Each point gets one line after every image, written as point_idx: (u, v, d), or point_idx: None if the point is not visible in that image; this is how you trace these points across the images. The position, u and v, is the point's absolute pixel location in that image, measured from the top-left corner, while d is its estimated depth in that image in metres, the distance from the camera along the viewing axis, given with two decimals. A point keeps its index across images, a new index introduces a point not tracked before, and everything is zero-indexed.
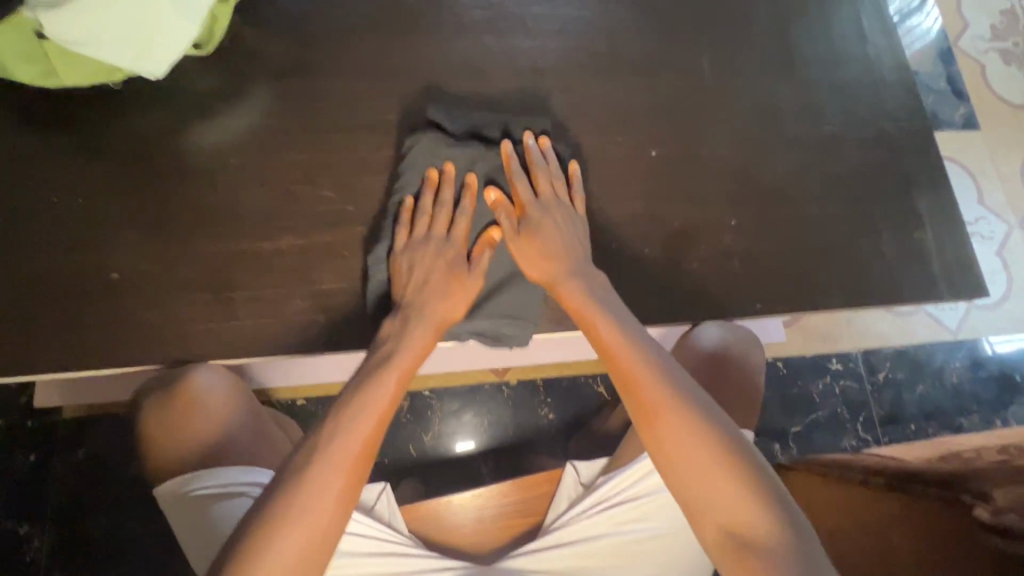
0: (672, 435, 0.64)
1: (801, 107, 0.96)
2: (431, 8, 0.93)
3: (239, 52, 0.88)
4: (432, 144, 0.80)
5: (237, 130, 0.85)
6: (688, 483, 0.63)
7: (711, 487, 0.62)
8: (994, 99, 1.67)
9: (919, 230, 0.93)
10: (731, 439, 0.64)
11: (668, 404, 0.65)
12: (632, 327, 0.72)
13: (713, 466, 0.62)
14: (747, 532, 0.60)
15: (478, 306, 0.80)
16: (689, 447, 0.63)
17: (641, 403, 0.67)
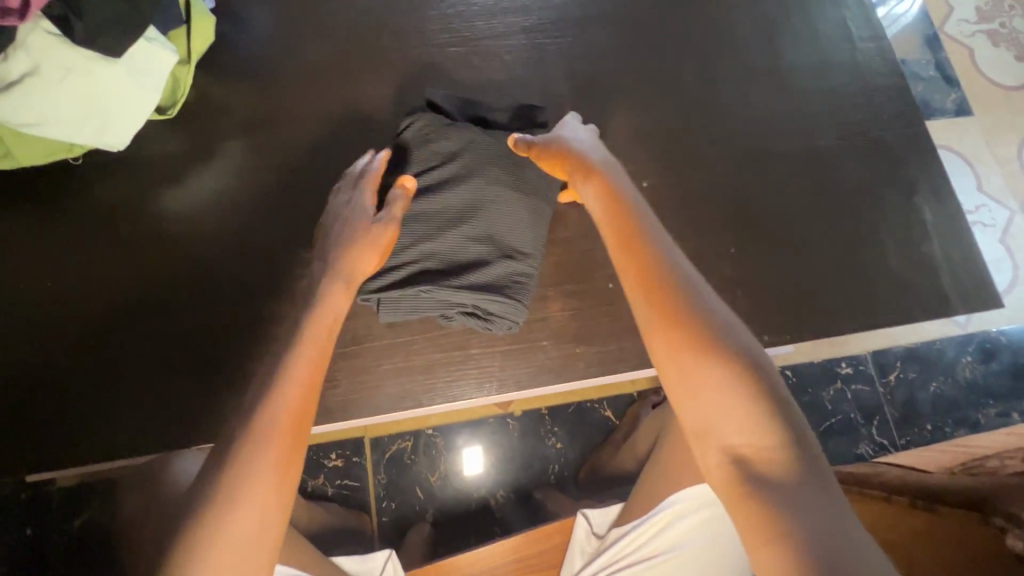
0: (687, 338, 0.51)
1: (794, 121, 0.92)
2: (403, 50, 0.90)
3: (209, 111, 0.85)
4: (427, 122, 0.77)
5: (208, 193, 0.82)
6: (701, 395, 0.49)
7: (725, 405, 0.48)
8: (986, 82, 1.64)
9: (926, 241, 0.89)
10: (751, 362, 0.50)
11: (683, 310, 0.52)
12: (659, 232, 0.60)
13: (729, 378, 0.49)
14: (765, 464, 0.45)
15: (458, 283, 0.71)
16: (702, 356, 0.50)
17: (650, 303, 0.54)
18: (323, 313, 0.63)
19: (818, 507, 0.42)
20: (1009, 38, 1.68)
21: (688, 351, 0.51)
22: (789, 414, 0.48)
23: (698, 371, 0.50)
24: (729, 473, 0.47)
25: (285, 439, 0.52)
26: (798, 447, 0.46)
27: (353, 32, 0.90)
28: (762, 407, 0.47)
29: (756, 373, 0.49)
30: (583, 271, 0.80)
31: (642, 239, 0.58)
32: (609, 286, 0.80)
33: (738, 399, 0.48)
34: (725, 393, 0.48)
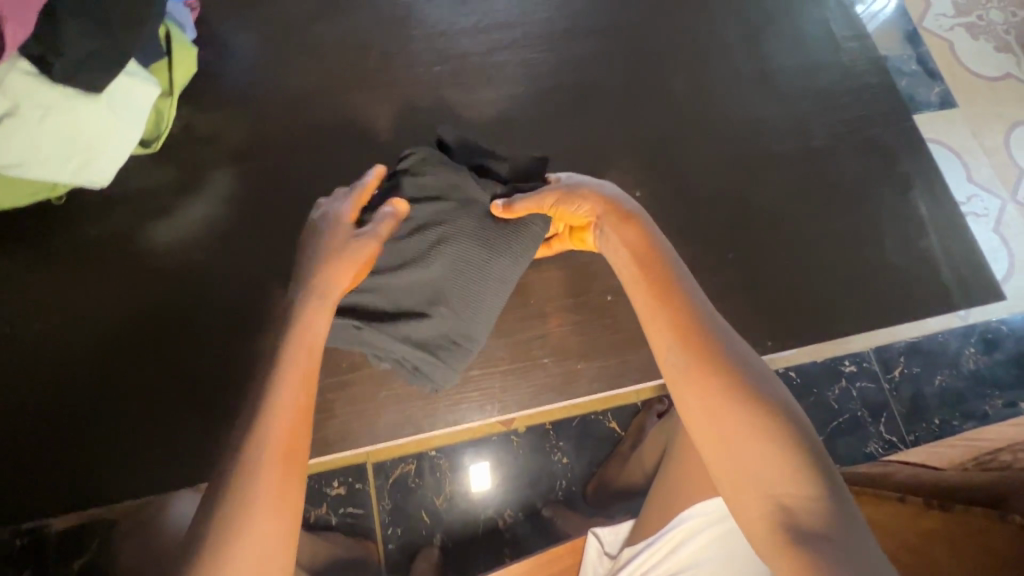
0: (721, 389, 0.53)
1: (784, 123, 0.92)
2: (388, 72, 0.90)
3: (193, 142, 0.84)
4: (427, 157, 0.68)
5: (199, 224, 0.81)
6: (735, 444, 0.51)
7: (758, 456, 0.50)
8: (968, 74, 1.65)
9: (924, 237, 0.89)
10: (783, 411, 0.52)
11: (715, 358, 0.54)
12: (683, 270, 0.60)
13: (768, 432, 0.51)
14: (803, 513, 0.48)
15: (390, 336, 0.65)
16: (739, 409, 0.52)
17: (683, 354, 0.55)
18: (300, 334, 0.57)
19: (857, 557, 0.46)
20: (987, 30, 1.70)
21: (726, 404, 0.52)
22: (819, 463, 0.51)
23: (734, 420, 0.52)
24: (769, 524, 0.49)
25: (275, 465, 0.51)
26: (829, 497, 0.49)
27: (337, 56, 0.90)
28: (797, 459, 0.50)
29: (786, 424, 0.51)
30: (581, 285, 0.79)
31: (672, 285, 0.58)
32: (608, 298, 0.79)
33: (774, 452, 0.50)
34: (763, 443, 0.50)
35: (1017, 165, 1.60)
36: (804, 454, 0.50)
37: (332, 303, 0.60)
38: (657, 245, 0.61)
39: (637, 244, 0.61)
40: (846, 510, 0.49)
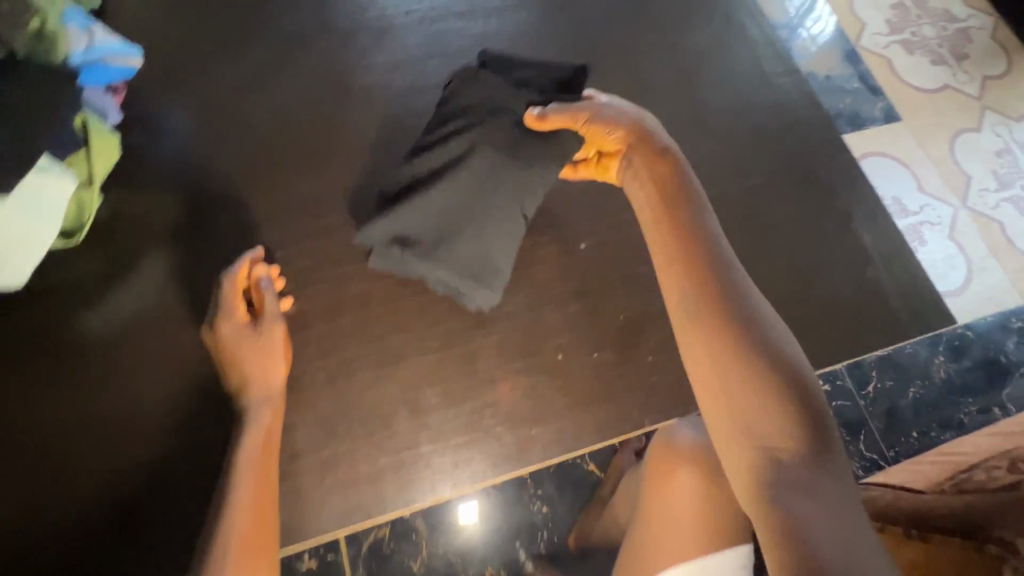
0: (724, 338, 0.55)
1: (724, 162, 0.93)
2: (324, 139, 0.88)
3: (125, 227, 0.80)
4: (463, 75, 0.73)
5: (130, 313, 0.76)
6: (732, 394, 0.54)
7: (754, 406, 0.53)
8: (907, 88, 1.70)
9: (870, 266, 0.89)
10: (788, 367, 0.54)
11: (722, 310, 0.56)
12: (704, 218, 0.62)
13: (769, 385, 0.54)
14: (787, 465, 0.51)
15: (432, 258, 0.71)
16: (745, 364, 0.54)
17: (699, 300, 0.57)
18: (254, 434, 0.65)
19: (836, 533, 0.48)
20: (922, 45, 1.75)
21: (735, 356, 0.54)
22: (814, 420, 0.53)
23: (734, 371, 0.54)
24: (753, 481, 0.52)
25: (246, 554, 0.55)
26: (816, 453, 0.52)
27: (270, 126, 0.88)
28: (792, 413, 0.53)
29: (787, 380, 0.54)
30: (530, 346, 0.77)
31: (699, 240, 0.60)
32: (559, 356, 0.77)
33: (767, 404, 0.53)
34: (759, 395, 0.53)
35: (964, 172, 1.63)
36: (800, 411, 0.53)
37: (274, 391, 0.68)
38: (678, 190, 0.63)
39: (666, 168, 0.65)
40: (837, 485, 0.51)
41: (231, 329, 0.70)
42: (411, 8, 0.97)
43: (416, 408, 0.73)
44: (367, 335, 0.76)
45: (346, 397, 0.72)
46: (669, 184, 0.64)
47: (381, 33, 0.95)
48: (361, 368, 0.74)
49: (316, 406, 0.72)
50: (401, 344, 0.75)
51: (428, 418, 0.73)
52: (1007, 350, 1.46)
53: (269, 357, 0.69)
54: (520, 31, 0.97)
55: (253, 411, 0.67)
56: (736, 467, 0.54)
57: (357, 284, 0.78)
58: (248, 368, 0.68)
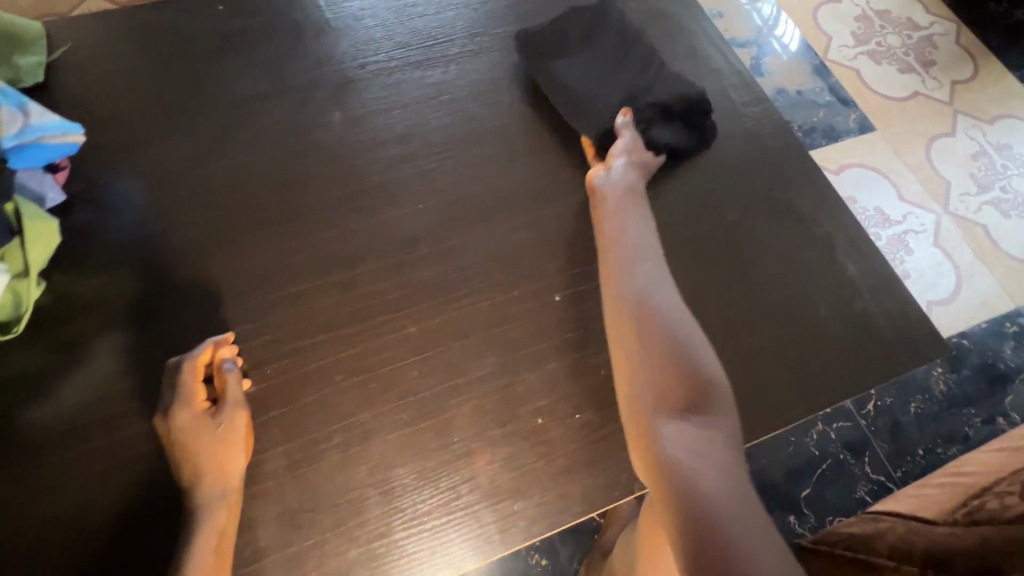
0: (638, 329, 0.67)
1: (698, 198, 0.90)
2: (277, 200, 0.82)
3: (73, 312, 0.74)
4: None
5: (74, 406, 0.70)
6: (639, 374, 0.65)
7: (655, 383, 0.63)
8: (879, 98, 1.70)
9: (857, 298, 0.86)
10: (690, 359, 0.64)
11: (638, 306, 0.69)
12: (640, 236, 0.76)
13: (674, 369, 0.64)
14: (676, 431, 0.59)
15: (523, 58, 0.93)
16: (658, 341, 0.66)
17: (626, 293, 0.70)
18: (208, 544, 0.59)
19: (721, 476, 0.54)
20: (889, 54, 1.75)
21: (651, 336, 0.66)
22: (707, 402, 0.62)
23: (644, 355, 0.65)
24: (650, 439, 0.60)
25: None
26: (703, 427, 0.60)
27: (222, 191, 0.83)
28: (686, 393, 0.62)
29: (688, 369, 0.64)
30: (507, 412, 0.72)
31: (631, 252, 0.74)
32: (538, 421, 0.72)
33: (665, 384, 0.63)
34: (660, 375, 0.64)
35: (942, 178, 1.62)
36: (696, 393, 0.62)
37: (233, 492, 0.62)
38: (617, 216, 0.78)
39: (631, 189, 0.81)
40: (722, 449, 0.58)
41: (187, 420, 0.63)
42: (366, 59, 0.94)
43: (388, 490, 0.68)
44: (333, 414, 0.71)
45: (312, 486, 0.67)
46: (618, 207, 0.79)
47: (337, 87, 0.91)
48: (327, 452, 0.69)
49: (280, 498, 0.67)
50: (371, 422, 0.71)
51: (402, 500, 0.68)
52: (1005, 356, 1.43)
53: (227, 453, 0.63)
54: (480, 78, 0.94)
55: (206, 511, 0.61)
56: (641, 433, 0.62)
57: (320, 358, 0.73)
58: (202, 464, 0.62)
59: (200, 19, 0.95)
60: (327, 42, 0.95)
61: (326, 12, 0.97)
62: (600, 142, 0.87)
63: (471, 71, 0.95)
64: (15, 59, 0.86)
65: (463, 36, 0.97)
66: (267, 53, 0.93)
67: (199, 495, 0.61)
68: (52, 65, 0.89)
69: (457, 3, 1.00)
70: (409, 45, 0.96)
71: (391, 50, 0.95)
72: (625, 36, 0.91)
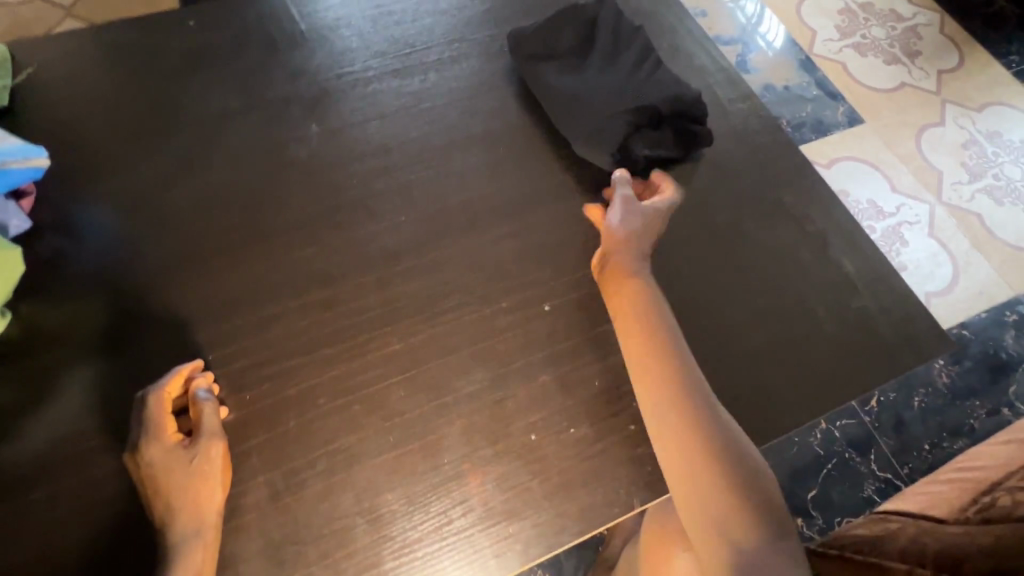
0: (688, 446, 0.62)
1: (688, 199, 0.87)
2: (253, 219, 0.80)
3: (41, 344, 0.71)
4: None
5: (42, 443, 0.67)
6: (698, 495, 0.60)
7: (716, 502, 0.60)
8: (866, 90, 1.68)
9: (855, 295, 0.84)
10: (744, 467, 0.61)
11: (683, 418, 0.63)
12: (667, 321, 0.69)
13: (731, 483, 0.60)
14: (750, 558, 0.57)
15: None
16: (711, 457, 0.61)
17: (671, 407, 0.63)
18: None
19: None
20: (874, 47, 1.74)
21: (701, 453, 0.61)
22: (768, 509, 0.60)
23: (701, 475, 0.61)
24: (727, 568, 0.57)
25: None
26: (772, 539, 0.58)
27: (195, 211, 0.80)
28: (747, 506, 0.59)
29: (744, 478, 0.61)
30: (499, 429, 0.70)
31: (663, 347, 0.67)
32: (531, 438, 0.69)
33: (726, 504, 0.59)
34: (721, 495, 0.60)
35: (934, 168, 1.60)
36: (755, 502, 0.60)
37: (209, 525, 0.60)
38: (642, 297, 0.71)
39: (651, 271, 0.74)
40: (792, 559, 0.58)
41: (157, 453, 0.61)
42: (342, 70, 0.92)
43: (376, 517, 0.65)
44: (315, 440, 0.68)
45: (295, 517, 0.64)
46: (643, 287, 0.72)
47: (313, 100, 0.89)
48: (310, 480, 0.66)
49: (261, 531, 0.63)
50: (356, 447, 0.68)
51: (390, 527, 0.64)
52: (1007, 346, 1.40)
53: (203, 485, 0.60)
54: (459, 85, 0.92)
55: (181, 548, 0.58)
56: (710, 561, 0.59)
57: (301, 381, 0.70)
58: (177, 502, 0.59)
59: (169, 36, 0.92)
60: (301, 55, 0.92)
61: (298, 24, 0.95)
62: (584, 145, 0.85)
63: (449, 79, 0.92)
64: None
65: (442, 44, 0.95)
66: (241, 67, 0.91)
67: (174, 532, 0.59)
68: (16, 87, 0.86)
69: (434, 10, 0.98)
70: (386, 54, 0.94)
71: (368, 60, 0.93)
72: (602, 42, 0.90)
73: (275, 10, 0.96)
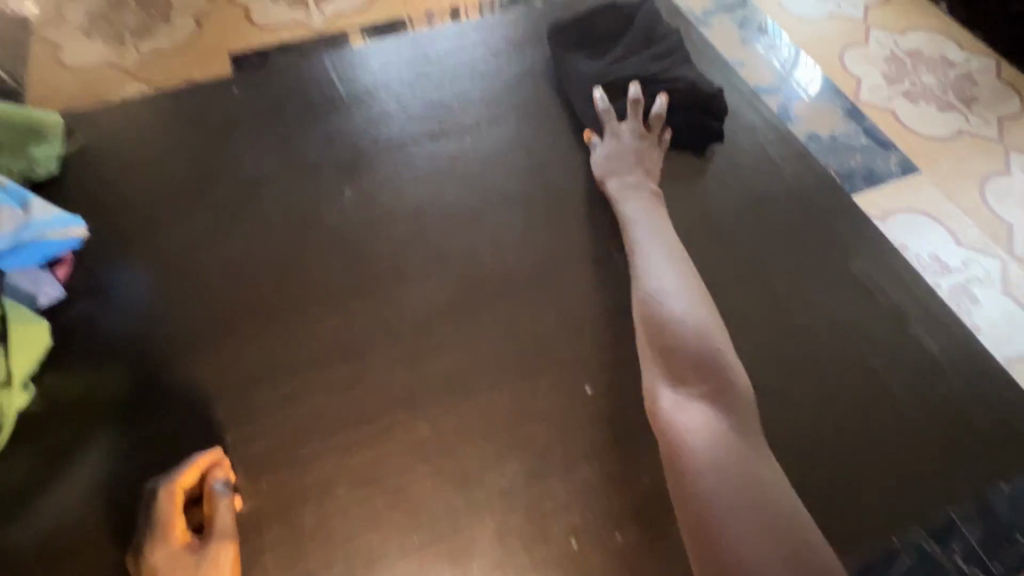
0: (662, 321, 0.66)
1: (743, 268, 0.80)
2: (280, 289, 0.77)
3: (59, 417, 0.69)
4: None
5: (51, 529, 0.63)
6: (661, 361, 0.64)
7: (675, 370, 0.63)
8: (920, 139, 1.45)
9: (942, 381, 0.74)
10: (712, 353, 0.63)
11: (659, 298, 0.68)
12: (656, 229, 0.75)
13: (698, 361, 0.63)
14: (692, 419, 0.59)
15: None
16: (687, 350, 0.64)
17: (651, 290, 0.69)
18: None
19: (723, 462, 0.55)
20: (925, 94, 1.51)
21: (673, 330, 0.65)
22: (728, 397, 0.61)
23: (672, 346, 0.64)
24: (670, 425, 0.60)
25: None
26: (723, 416, 0.59)
27: (223, 279, 0.77)
28: (709, 383, 0.61)
29: (712, 364, 0.63)
30: (535, 532, 0.62)
31: (649, 246, 0.73)
32: (571, 543, 0.61)
33: (685, 373, 0.62)
34: (682, 366, 0.63)
35: (1004, 220, 1.35)
36: (715, 384, 0.62)
37: None
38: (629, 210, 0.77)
39: (647, 187, 0.80)
40: (737, 441, 0.58)
41: (162, 557, 0.55)
42: (378, 133, 0.90)
43: None
44: (333, 538, 0.62)
45: None
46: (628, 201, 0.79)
47: (347, 163, 0.88)
48: None
49: None
50: (377, 549, 0.61)
51: None
52: None
53: None
54: (496, 147, 0.89)
55: None
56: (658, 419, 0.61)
57: (322, 468, 0.65)
58: None
59: (214, 102, 0.94)
60: (338, 119, 0.92)
61: (337, 89, 0.95)
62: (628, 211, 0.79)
63: (487, 141, 0.90)
64: (30, 150, 0.84)
65: (479, 106, 0.93)
66: (279, 132, 0.91)
67: None
68: (67, 153, 0.88)
69: (473, 72, 0.97)
70: (424, 117, 0.92)
71: (406, 123, 0.92)
72: (633, 36, 0.94)
73: (316, 76, 0.97)
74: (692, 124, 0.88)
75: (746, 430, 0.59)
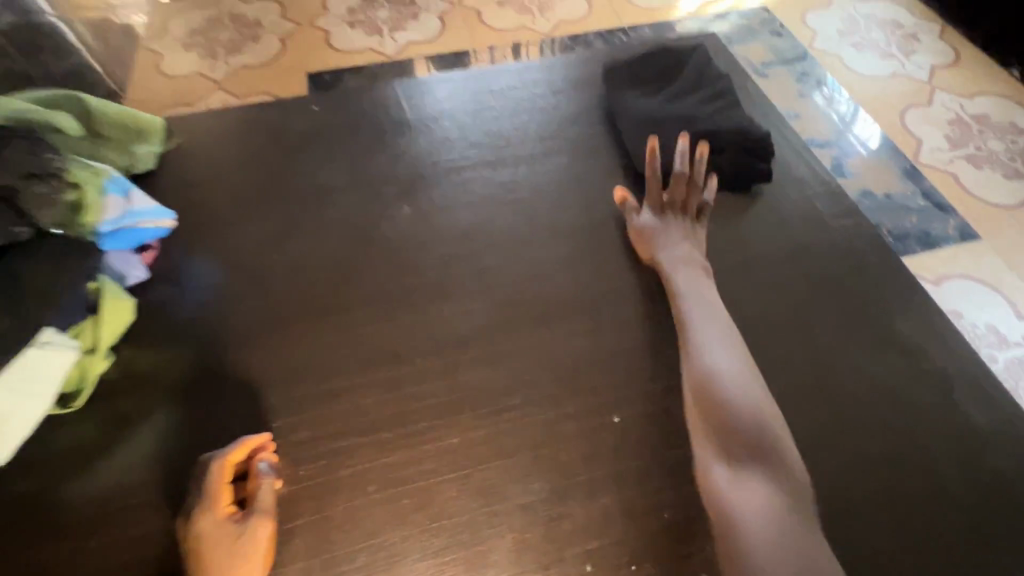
0: (711, 391, 0.67)
1: (782, 317, 0.81)
2: (336, 292, 0.83)
3: (130, 387, 0.76)
4: None
5: (110, 488, 0.69)
6: (710, 433, 0.65)
7: (726, 442, 0.63)
8: (983, 205, 1.41)
9: (986, 452, 0.72)
10: (764, 428, 0.64)
11: (710, 369, 0.68)
12: (708, 298, 0.76)
13: (748, 434, 0.63)
14: (746, 492, 0.60)
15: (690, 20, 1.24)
16: (737, 423, 0.64)
17: (700, 359, 0.70)
18: None
19: (778, 538, 0.56)
20: (990, 158, 1.48)
21: (723, 402, 0.66)
22: (782, 472, 0.62)
23: (721, 419, 0.65)
24: (723, 498, 0.60)
25: None
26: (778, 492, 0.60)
27: (286, 278, 0.84)
28: (761, 457, 0.62)
29: (762, 437, 0.63)
30: (550, 551, 0.63)
31: (699, 313, 0.74)
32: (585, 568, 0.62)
33: (736, 447, 0.63)
34: (733, 439, 0.63)
35: None
36: (768, 459, 0.62)
37: None
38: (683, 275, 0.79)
39: (699, 254, 0.82)
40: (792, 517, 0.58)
41: (208, 525, 0.60)
42: (440, 158, 0.97)
43: None
44: (360, 531, 0.65)
45: None
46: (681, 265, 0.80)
47: (407, 182, 0.94)
48: None
49: None
50: (399, 548, 0.64)
51: None
52: None
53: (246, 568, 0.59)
54: (547, 179, 0.94)
55: None
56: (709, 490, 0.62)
57: (356, 464, 0.69)
58: None
59: (295, 117, 1.03)
60: (404, 141, 0.99)
61: (406, 114, 1.03)
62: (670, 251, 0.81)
63: (540, 172, 0.95)
64: (133, 147, 0.94)
65: (534, 139, 0.99)
66: (349, 150, 0.99)
67: None
68: (163, 153, 0.99)
69: (532, 108, 1.03)
70: (482, 145, 0.99)
71: (465, 150, 0.98)
72: (687, 83, 0.98)
73: (388, 101, 1.05)
74: (739, 167, 0.91)
75: (801, 507, 0.60)
